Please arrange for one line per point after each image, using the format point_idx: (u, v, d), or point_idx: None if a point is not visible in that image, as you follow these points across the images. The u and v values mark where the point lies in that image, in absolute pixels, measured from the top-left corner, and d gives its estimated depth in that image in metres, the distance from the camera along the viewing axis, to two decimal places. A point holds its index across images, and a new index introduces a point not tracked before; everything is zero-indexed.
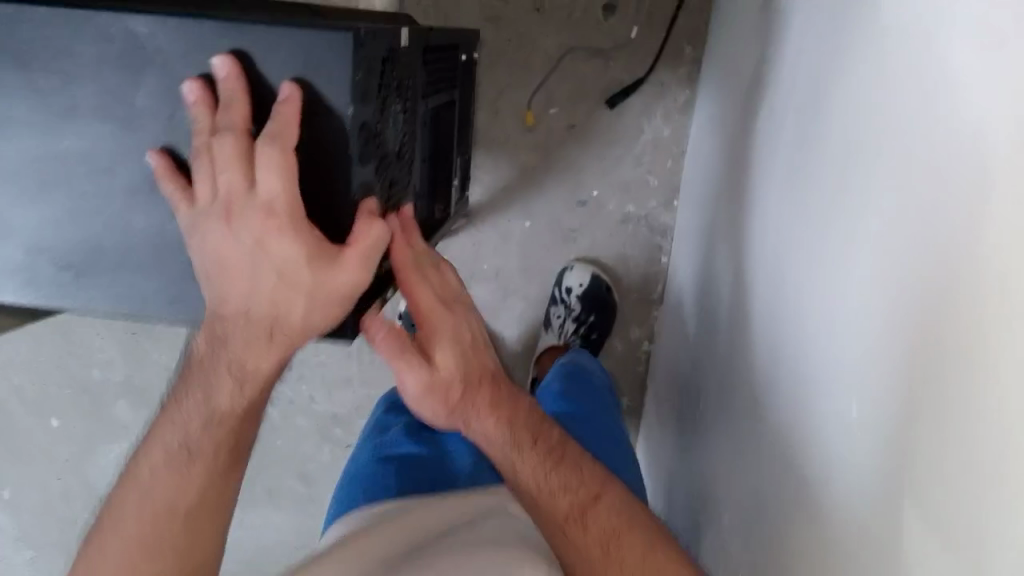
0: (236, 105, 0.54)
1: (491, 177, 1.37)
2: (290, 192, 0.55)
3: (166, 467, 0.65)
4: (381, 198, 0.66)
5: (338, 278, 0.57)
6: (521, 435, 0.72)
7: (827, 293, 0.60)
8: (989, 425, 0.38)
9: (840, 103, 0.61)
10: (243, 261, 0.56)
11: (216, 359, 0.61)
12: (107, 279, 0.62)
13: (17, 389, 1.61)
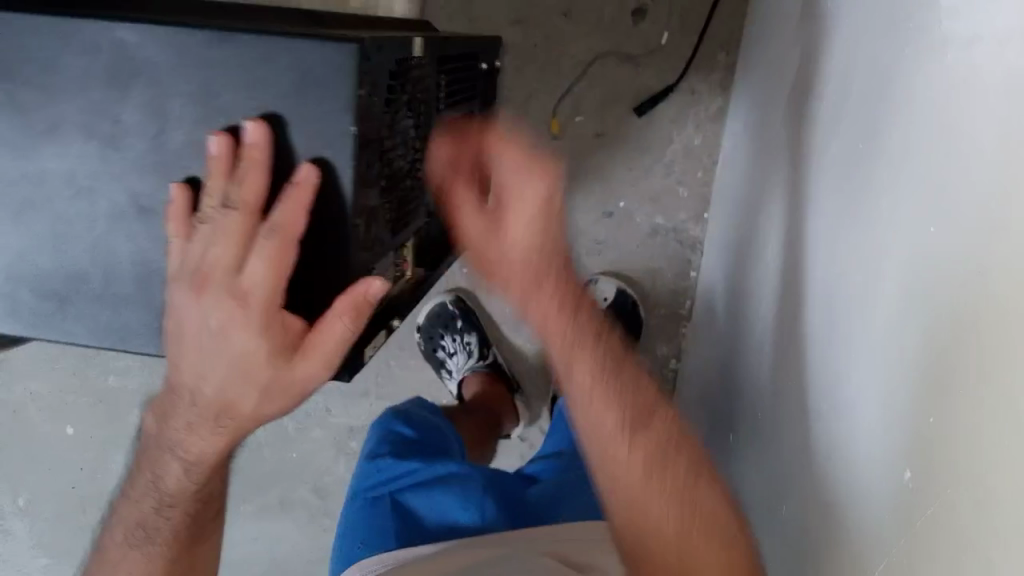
0: (253, 177, 0.50)
1: None
2: (270, 283, 0.50)
3: (129, 539, 0.64)
4: (390, 221, 0.60)
5: (298, 372, 0.53)
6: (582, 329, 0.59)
7: (864, 306, 0.52)
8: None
9: (881, 100, 0.53)
10: (205, 343, 0.51)
11: (164, 444, 0.58)
12: (93, 309, 0.57)
13: (34, 397, 1.59)
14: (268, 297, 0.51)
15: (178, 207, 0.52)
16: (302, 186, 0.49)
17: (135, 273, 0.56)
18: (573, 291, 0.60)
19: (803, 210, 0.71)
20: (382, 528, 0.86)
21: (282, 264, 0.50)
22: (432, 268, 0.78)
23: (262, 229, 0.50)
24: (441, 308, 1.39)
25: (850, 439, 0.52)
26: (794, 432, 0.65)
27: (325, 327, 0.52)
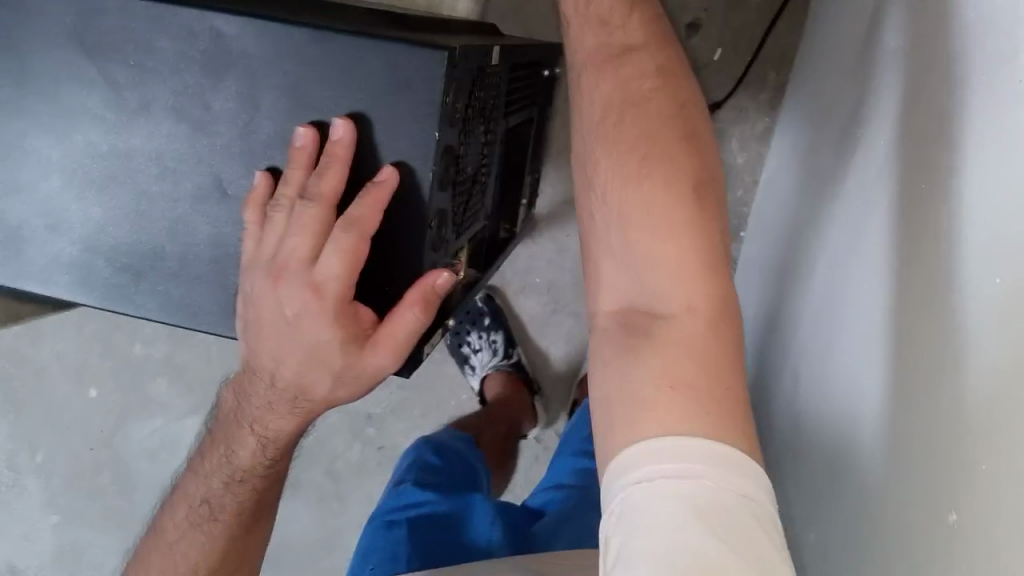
0: (330, 173, 0.51)
1: (555, 191, 1.34)
2: (344, 280, 0.52)
3: (190, 523, 0.66)
4: (455, 223, 0.62)
5: (368, 361, 0.54)
6: None
7: (909, 281, 0.47)
8: None
9: (925, 81, 0.50)
10: (280, 330, 0.54)
11: (241, 418, 0.62)
12: (165, 284, 0.58)
13: (61, 356, 1.62)
14: (342, 289, 0.52)
15: (258, 193, 0.53)
16: (382, 189, 0.51)
17: (210, 254, 0.57)
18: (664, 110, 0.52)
19: (827, 251, 0.68)
20: (400, 547, 0.90)
21: (357, 263, 0.52)
22: (483, 268, 0.79)
23: (338, 225, 0.51)
24: (471, 304, 1.42)
25: (866, 510, 0.50)
26: (833, 424, 0.58)
27: (397, 317, 0.54)
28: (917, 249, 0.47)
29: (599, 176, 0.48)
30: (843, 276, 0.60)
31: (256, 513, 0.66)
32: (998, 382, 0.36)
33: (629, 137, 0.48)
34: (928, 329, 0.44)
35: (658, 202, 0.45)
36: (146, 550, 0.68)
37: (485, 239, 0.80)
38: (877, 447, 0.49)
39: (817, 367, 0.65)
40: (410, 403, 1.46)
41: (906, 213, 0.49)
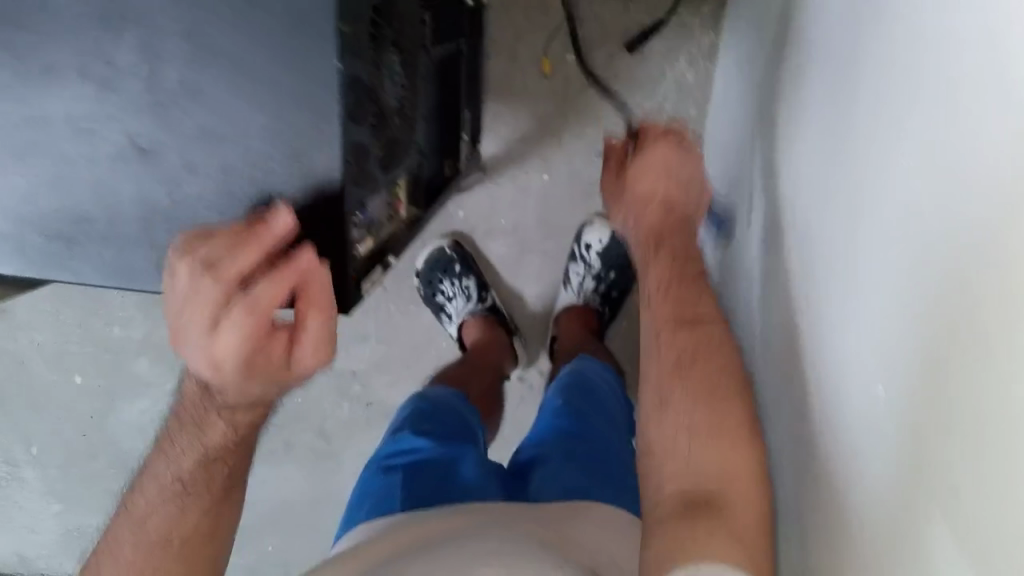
0: (250, 261, 0.52)
1: (507, 130, 1.33)
2: (244, 346, 0.54)
3: (160, 500, 0.69)
4: (382, 158, 0.62)
5: (295, 369, 0.58)
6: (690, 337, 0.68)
7: (838, 279, 0.53)
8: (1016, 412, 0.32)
9: (853, 75, 0.53)
10: (195, 365, 0.55)
11: (208, 403, 0.66)
12: (99, 247, 0.58)
13: (40, 346, 1.61)
14: (244, 350, 0.54)
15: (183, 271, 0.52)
16: (294, 268, 0.52)
17: (137, 213, 0.57)
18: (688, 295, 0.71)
19: (787, 169, 0.69)
20: (396, 491, 0.91)
21: (255, 334, 0.54)
22: (426, 207, 0.79)
23: (237, 310, 0.53)
24: (440, 253, 1.40)
25: (812, 483, 0.57)
26: (783, 403, 0.65)
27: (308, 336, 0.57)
28: (881, 161, 0.47)
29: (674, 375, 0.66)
30: (810, 195, 0.61)
31: (224, 487, 0.70)
32: (961, 278, 0.37)
33: (695, 343, 0.68)
34: (893, 238, 0.45)
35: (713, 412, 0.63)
36: (113, 531, 0.69)
37: (428, 177, 0.81)
38: (848, 361, 0.50)
39: (789, 289, 0.65)
40: (392, 357, 1.47)
41: (866, 134, 0.50)
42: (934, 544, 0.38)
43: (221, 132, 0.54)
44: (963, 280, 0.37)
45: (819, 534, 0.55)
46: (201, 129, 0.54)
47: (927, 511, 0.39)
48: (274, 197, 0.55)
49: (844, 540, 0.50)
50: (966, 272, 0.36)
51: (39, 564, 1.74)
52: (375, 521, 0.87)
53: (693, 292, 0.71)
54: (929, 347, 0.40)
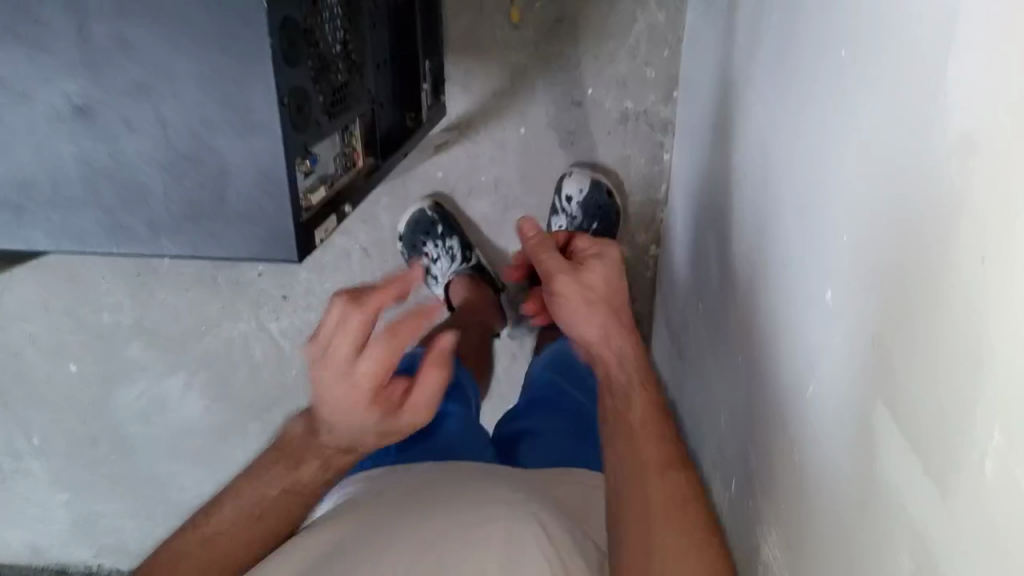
0: (383, 297, 0.58)
1: (481, 86, 1.31)
2: (373, 372, 0.59)
3: (225, 530, 0.72)
4: (328, 103, 0.62)
5: (402, 419, 0.64)
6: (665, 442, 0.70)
7: (803, 264, 0.55)
8: (949, 389, 0.33)
9: (815, 52, 0.55)
10: (329, 399, 0.61)
11: (312, 446, 0.70)
12: (47, 213, 0.57)
13: (32, 337, 1.49)
14: (375, 379, 0.59)
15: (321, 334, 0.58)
16: (428, 316, 0.58)
17: (81, 175, 0.56)
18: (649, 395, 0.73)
19: (762, 104, 0.70)
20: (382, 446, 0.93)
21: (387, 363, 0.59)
22: (384, 157, 0.78)
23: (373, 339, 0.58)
24: (421, 214, 1.37)
25: (780, 461, 0.59)
26: (759, 389, 0.68)
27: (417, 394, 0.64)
28: (843, 82, 0.48)
29: (640, 470, 0.66)
30: (784, 126, 0.62)
31: (285, 523, 0.73)
32: (903, 179, 0.39)
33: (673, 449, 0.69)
34: (851, 156, 0.46)
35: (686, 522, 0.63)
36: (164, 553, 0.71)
37: (387, 126, 0.81)
38: (816, 284, 0.52)
39: (768, 221, 0.66)
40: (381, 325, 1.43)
41: (823, 117, 0.52)
42: (887, 447, 0.39)
43: (156, 85, 0.53)
44: (905, 182, 0.38)
45: (794, 462, 0.56)
46: (136, 83, 0.53)
47: (873, 494, 0.41)
48: (215, 147, 0.54)
49: (814, 463, 0.51)
50: (906, 174, 0.38)
51: (52, 553, 1.72)
52: (355, 477, 0.88)
53: (662, 424, 0.71)
54: (874, 356, 0.42)
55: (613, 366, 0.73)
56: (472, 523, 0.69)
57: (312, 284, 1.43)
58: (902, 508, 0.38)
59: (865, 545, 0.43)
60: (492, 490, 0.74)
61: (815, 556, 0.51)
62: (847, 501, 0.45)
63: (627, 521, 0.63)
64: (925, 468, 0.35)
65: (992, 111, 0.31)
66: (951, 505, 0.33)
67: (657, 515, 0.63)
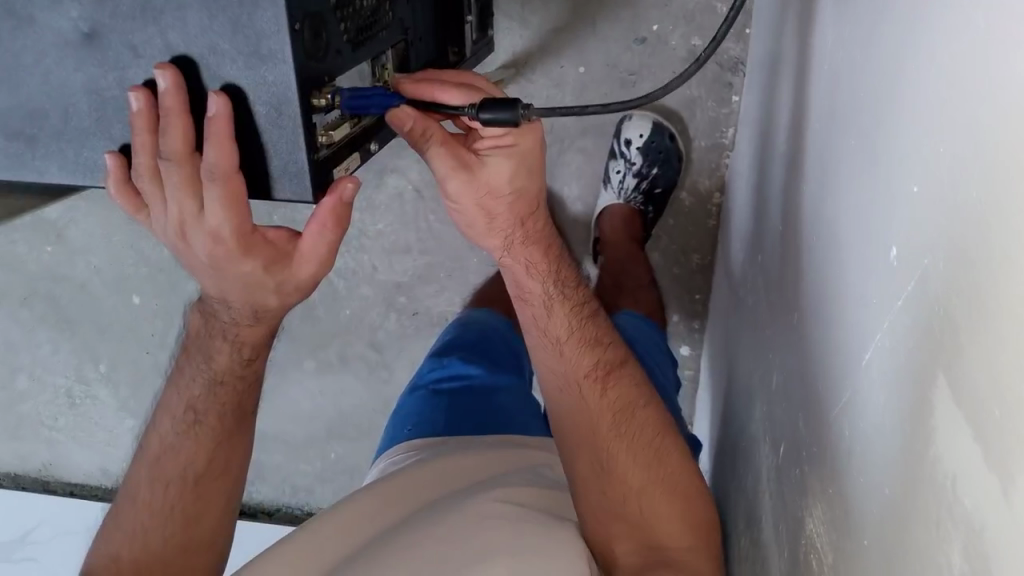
0: (175, 127, 0.51)
1: (539, 19, 1.25)
2: (235, 221, 0.56)
3: (177, 433, 0.75)
4: (350, 31, 0.58)
5: (303, 269, 0.62)
6: (571, 344, 0.75)
7: (863, 232, 0.49)
8: (1015, 386, 0.28)
9: None
10: (201, 263, 0.60)
11: (214, 328, 0.72)
12: (61, 145, 0.56)
13: (98, 269, 1.51)
14: (235, 226, 0.56)
15: (138, 110, 0.51)
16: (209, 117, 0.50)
17: (91, 105, 0.54)
18: (555, 289, 0.74)
19: (831, 49, 0.63)
20: (435, 414, 0.98)
21: (237, 204, 0.55)
22: None
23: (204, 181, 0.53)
24: None
25: (828, 445, 0.54)
26: (810, 363, 0.62)
27: (314, 234, 0.59)
28: (918, 7, 0.42)
29: (549, 378, 0.76)
30: (854, 60, 0.55)
31: (234, 434, 0.76)
32: (981, 121, 0.33)
33: (575, 338, 0.75)
34: (923, 95, 0.40)
35: (586, 362, 0.75)
36: (132, 480, 0.75)
37: (426, 60, 0.76)
38: (879, 239, 0.46)
39: (830, 167, 0.60)
40: (433, 265, 1.41)
41: (896, 62, 0.45)
42: (944, 430, 0.34)
43: (161, 9, 0.50)
44: (984, 125, 0.32)
45: (845, 436, 0.50)
46: (142, 7, 0.50)
47: (924, 503, 0.36)
48: (223, 77, 0.51)
49: (865, 439, 0.46)
50: (986, 114, 0.32)
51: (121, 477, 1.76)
52: (408, 445, 0.93)
53: (582, 337, 0.75)
54: (928, 356, 0.36)
55: (523, 297, 0.74)
56: (494, 532, 0.69)
57: (364, 225, 1.39)
58: (954, 523, 0.33)
59: (914, 544, 0.37)
60: (524, 500, 0.76)
61: (861, 544, 0.46)
62: (895, 504, 0.40)
63: (574, 450, 0.74)
64: (981, 481, 0.30)
65: None
66: (1012, 505, 0.28)
67: (602, 438, 0.73)
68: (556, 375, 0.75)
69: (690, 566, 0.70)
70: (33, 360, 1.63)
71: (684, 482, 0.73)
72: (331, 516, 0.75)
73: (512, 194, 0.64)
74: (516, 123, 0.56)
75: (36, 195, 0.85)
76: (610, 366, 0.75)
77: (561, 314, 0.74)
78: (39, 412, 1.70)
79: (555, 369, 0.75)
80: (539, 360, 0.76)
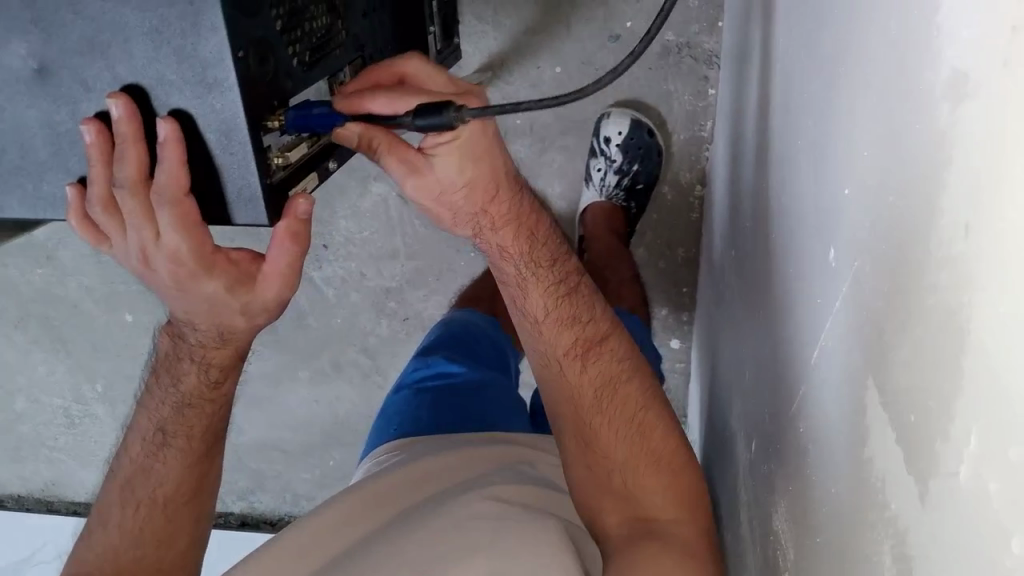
0: (128, 156, 0.51)
1: (513, 21, 1.25)
2: (193, 244, 0.56)
3: (146, 455, 0.76)
4: (299, 52, 0.58)
5: (266, 290, 0.62)
6: (549, 322, 0.75)
7: (812, 227, 0.49)
8: (928, 394, 0.28)
9: None
10: (166, 288, 0.60)
11: (182, 350, 0.73)
12: (20, 179, 0.57)
13: (89, 289, 1.51)
14: (194, 251, 0.57)
15: (91, 142, 0.52)
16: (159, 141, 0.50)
17: (45, 139, 0.55)
18: (530, 270, 0.73)
19: (786, 45, 0.63)
20: (421, 414, 0.98)
21: (194, 228, 0.55)
22: None
23: (158, 205, 0.53)
24: None
25: (790, 438, 0.54)
26: (776, 357, 0.62)
27: (277, 253, 0.59)
28: (851, 8, 0.42)
29: (532, 352, 0.77)
30: (803, 57, 0.55)
31: (206, 457, 0.77)
32: (898, 127, 0.33)
33: (553, 319, 0.75)
34: (855, 96, 0.40)
35: (563, 342, 0.75)
36: (104, 502, 0.76)
37: None
38: (823, 236, 0.46)
39: (786, 164, 0.60)
40: (420, 269, 1.41)
41: (835, 61, 0.45)
42: (875, 433, 0.34)
43: (108, 42, 0.50)
44: (900, 129, 0.33)
45: (803, 432, 0.50)
46: (90, 41, 0.51)
47: (862, 501, 0.37)
48: (173, 107, 0.52)
49: (818, 436, 0.46)
50: (901, 118, 0.32)
51: None
52: (387, 448, 0.94)
53: (560, 316, 0.75)
54: (861, 353, 0.37)
55: (501, 278, 0.75)
56: (475, 540, 0.68)
57: (351, 234, 1.39)
58: (885, 522, 0.33)
59: (856, 540, 0.38)
60: (507, 502, 0.75)
61: (816, 541, 0.46)
62: (842, 495, 0.41)
63: (559, 421, 0.76)
64: (902, 483, 0.31)
65: (977, 61, 0.25)
66: (928, 511, 0.28)
67: (584, 412, 0.74)
68: (537, 351, 0.76)
69: (676, 534, 0.70)
70: (31, 381, 1.64)
71: (671, 455, 0.74)
72: (315, 516, 0.75)
73: (464, 186, 0.65)
74: (450, 126, 0.53)
75: (14, 226, 0.85)
76: (590, 343, 0.75)
77: (536, 295, 0.74)
78: (39, 432, 1.71)
79: (536, 346, 0.76)
80: (522, 336, 0.77)
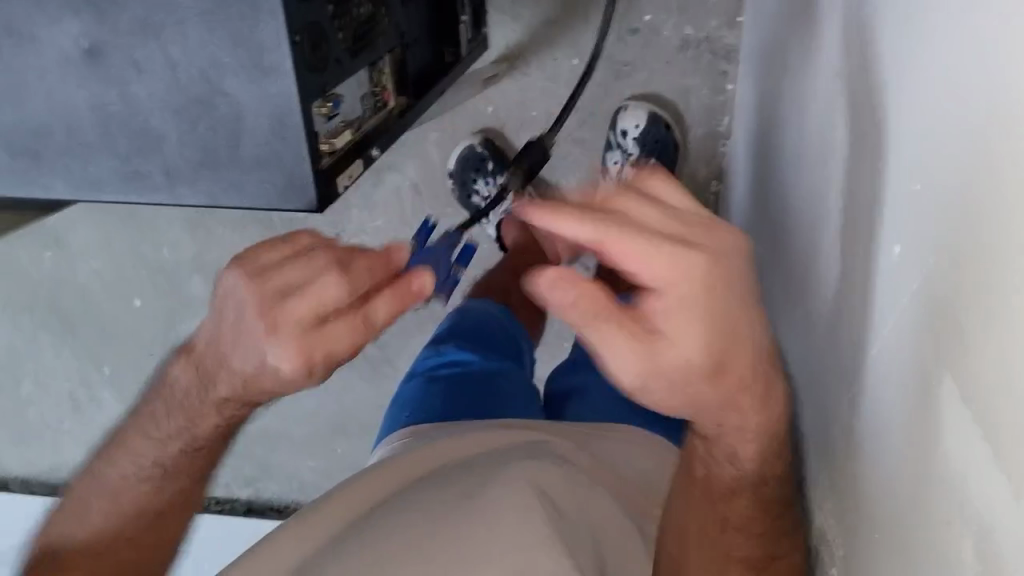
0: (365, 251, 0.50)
1: (533, 12, 1.24)
2: (292, 316, 0.47)
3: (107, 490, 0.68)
4: (348, 39, 0.59)
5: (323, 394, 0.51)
6: (740, 499, 0.59)
7: (866, 227, 0.49)
8: (1023, 383, 0.28)
9: None
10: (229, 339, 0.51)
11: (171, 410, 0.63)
12: (65, 161, 0.57)
13: (98, 274, 1.50)
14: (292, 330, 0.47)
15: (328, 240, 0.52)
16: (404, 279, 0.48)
17: (93, 120, 0.54)
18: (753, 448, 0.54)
19: (831, 40, 0.63)
20: (437, 401, 0.97)
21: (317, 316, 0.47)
22: (419, 97, 0.74)
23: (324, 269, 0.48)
24: (470, 151, 1.28)
25: (837, 433, 0.55)
26: (818, 351, 0.62)
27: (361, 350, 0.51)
28: (916, 5, 0.42)
29: (688, 518, 0.60)
30: (852, 55, 0.55)
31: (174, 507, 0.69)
32: (981, 121, 0.33)
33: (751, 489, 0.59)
34: (924, 92, 0.40)
35: (738, 518, 0.61)
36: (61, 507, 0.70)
37: (423, 62, 0.77)
38: (880, 236, 0.46)
39: (830, 160, 0.60)
40: None
41: (895, 60, 0.45)
42: (951, 428, 0.35)
43: (162, 24, 0.50)
44: (982, 124, 0.33)
45: (853, 430, 0.51)
46: (142, 22, 0.50)
47: (934, 496, 0.37)
48: (225, 90, 0.52)
49: (875, 435, 0.46)
50: (982, 114, 0.33)
51: None
52: (402, 432, 0.93)
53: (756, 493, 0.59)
54: (935, 352, 0.37)
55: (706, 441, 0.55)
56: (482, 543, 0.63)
57: (363, 223, 1.38)
58: (969, 520, 0.33)
59: (925, 537, 0.38)
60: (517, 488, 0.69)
61: (872, 534, 0.47)
62: (905, 492, 0.41)
63: None
64: (992, 478, 0.31)
65: None
66: (1022, 502, 0.29)
67: None
68: (703, 517, 0.60)
69: None
70: (36, 368, 1.62)
71: None
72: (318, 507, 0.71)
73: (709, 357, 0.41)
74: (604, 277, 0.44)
75: (36, 209, 0.85)
76: (767, 519, 0.62)
77: (754, 462, 0.57)
78: (41, 421, 1.69)
79: (718, 509, 0.59)
80: (689, 498, 0.59)
